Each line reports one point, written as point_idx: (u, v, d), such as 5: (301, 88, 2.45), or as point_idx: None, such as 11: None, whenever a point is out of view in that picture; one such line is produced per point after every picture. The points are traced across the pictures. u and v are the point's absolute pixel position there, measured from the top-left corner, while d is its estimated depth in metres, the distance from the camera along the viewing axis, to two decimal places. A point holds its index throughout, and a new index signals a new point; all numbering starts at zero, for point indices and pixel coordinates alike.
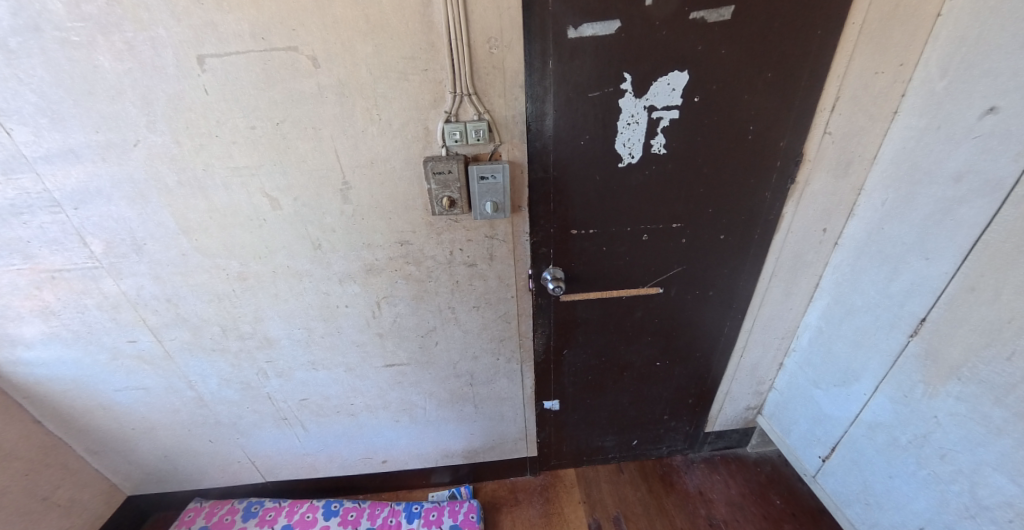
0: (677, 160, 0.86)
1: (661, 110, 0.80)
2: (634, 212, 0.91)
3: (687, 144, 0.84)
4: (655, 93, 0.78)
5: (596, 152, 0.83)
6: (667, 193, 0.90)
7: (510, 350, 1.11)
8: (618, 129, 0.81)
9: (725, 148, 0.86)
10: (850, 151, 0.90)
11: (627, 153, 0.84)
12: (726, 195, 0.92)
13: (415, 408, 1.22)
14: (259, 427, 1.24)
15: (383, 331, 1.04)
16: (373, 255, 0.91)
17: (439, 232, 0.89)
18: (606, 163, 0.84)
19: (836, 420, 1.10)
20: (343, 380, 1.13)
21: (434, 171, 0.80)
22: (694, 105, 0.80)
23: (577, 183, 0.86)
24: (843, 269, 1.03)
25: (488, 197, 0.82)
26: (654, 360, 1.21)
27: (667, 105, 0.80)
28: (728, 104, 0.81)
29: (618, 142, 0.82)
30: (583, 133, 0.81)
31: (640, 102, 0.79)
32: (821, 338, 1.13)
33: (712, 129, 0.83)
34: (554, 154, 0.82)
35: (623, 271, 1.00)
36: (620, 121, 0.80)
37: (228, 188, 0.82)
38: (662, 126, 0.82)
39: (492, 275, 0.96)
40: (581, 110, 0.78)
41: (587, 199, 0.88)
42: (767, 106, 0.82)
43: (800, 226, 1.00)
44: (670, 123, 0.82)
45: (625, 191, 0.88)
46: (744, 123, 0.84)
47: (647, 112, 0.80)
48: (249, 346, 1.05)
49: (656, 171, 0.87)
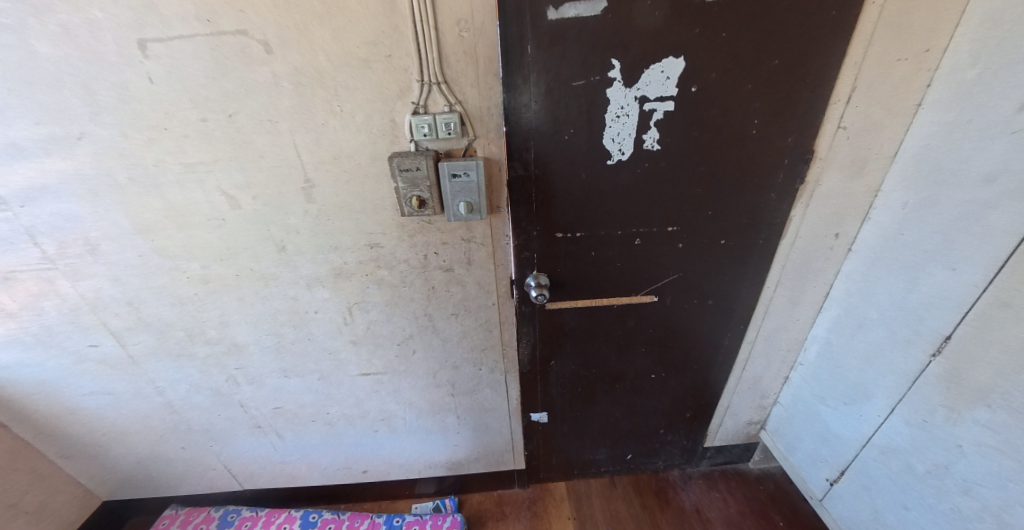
0: (672, 158, 0.78)
1: (654, 102, 0.72)
2: (625, 215, 0.84)
3: (683, 141, 0.76)
4: (647, 84, 0.70)
5: (581, 148, 0.75)
6: (660, 193, 0.82)
7: (493, 360, 1.05)
8: (606, 122, 0.73)
9: (725, 146, 0.78)
10: (867, 148, 0.81)
11: (617, 149, 0.76)
12: (726, 197, 0.84)
13: (394, 418, 1.16)
14: (234, 434, 1.19)
15: (356, 339, 0.97)
16: (342, 259, 0.85)
17: (411, 234, 0.82)
18: (593, 160, 0.77)
19: (845, 442, 1.01)
20: (318, 388, 1.08)
21: (401, 168, 0.73)
22: (690, 98, 0.73)
23: (561, 182, 0.78)
24: (855, 277, 0.95)
25: (461, 197, 0.75)
26: (649, 372, 1.13)
27: (660, 96, 0.72)
28: (729, 97, 0.73)
29: (606, 137, 0.74)
30: (567, 127, 0.73)
31: (630, 93, 0.71)
32: (829, 351, 1.05)
33: (709, 124, 0.75)
34: (535, 151, 0.74)
35: (613, 278, 0.92)
36: (608, 114, 0.72)
37: (184, 186, 0.76)
38: (656, 120, 0.74)
39: (470, 281, 0.89)
40: (564, 101, 0.70)
41: (572, 199, 0.80)
42: (773, 99, 0.74)
43: (808, 231, 0.92)
44: (663, 117, 0.74)
45: (615, 192, 0.80)
46: (745, 119, 0.76)
47: (637, 104, 0.72)
48: (217, 352, 1.00)
49: (649, 170, 0.79)
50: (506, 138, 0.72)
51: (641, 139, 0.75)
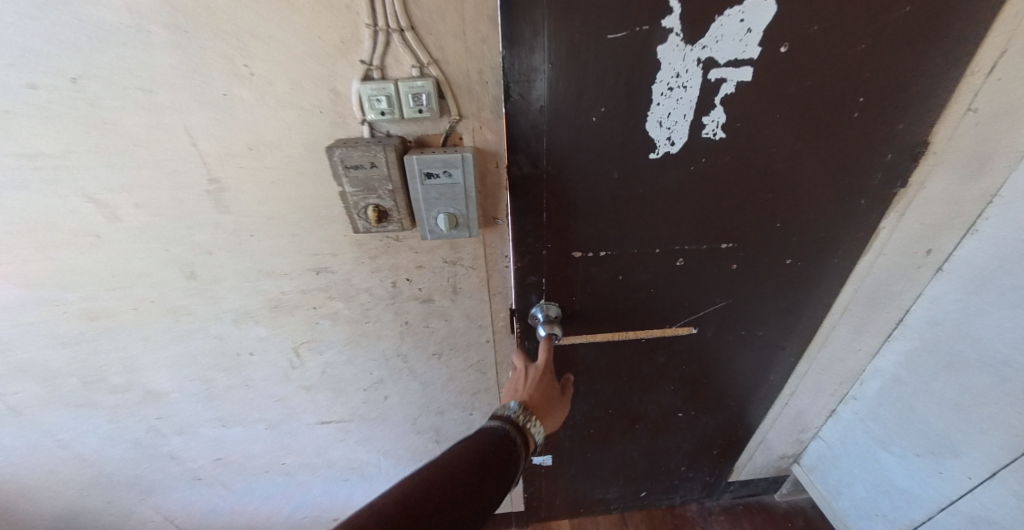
0: (738, 151, 0.55)
1: (725, 68, 0.49)
2: (667, 228, 0.61)
3: (756, 128, 0.54)
4: (717, 40, 0.46)
5: (614, 135, 0.51)
6: (716, 199, 0.59)
7: (487, 405, 0.83)
8: (654, 98, 0.49)
9: (811, 134, 0.55)
10: (1013, 138, 0.57)
11: (665, 137, 0.52)
12: (801, 204, 0.62)
13: (366, 466, 0.95)
14: (169, 487, 0.97)
15: (310, 384, 0.75)
16: (279, 288, 0.62)
17: (373, 256, 0.59)
18: (631, 153, 0.53)
19: (916, 500, 0.85)
20: (267, 438, 0.86)
21: (347, 165, 0.46)
22: (776, 63, 0.49)
23: (584, 184, 0.54)
24: (946, 306, 0.74)
25: (441, 206, 0.50)
26: (676, 411, 0.93)
27: (733, 59, 0.48)
28: (829, 63, 0.50)
29: (651, 120, 0.50)
30: (597, 104, 0.48)
31: (691, 53, 0.47)
32: (899, 390, 0.85)
33: (796, 103, 0.53)
34: (549, 141, 0.49)
35: (643, 307, 0.70)
36: (657, 86, 0.48)
37: (25, 189, 0.49)
38: (723, 95, 0.50)
39: (457, 314, 0.67)
40: (595, 63, 0.45)
41: (596, 206, 0.56)
42: (891, 68, 0.51)
43: (895, 247, 0.71)
44: (735, 91, 0.50)
45: (657, 197, 0.57)
46: (845, 96, 0.53)
47: (700, 71, 0.48)
48: (128, 400, 0.76)
49: (705, 167, 0.56)
50: (506, 121, 0.48)
51: (700, 123, 0.52)
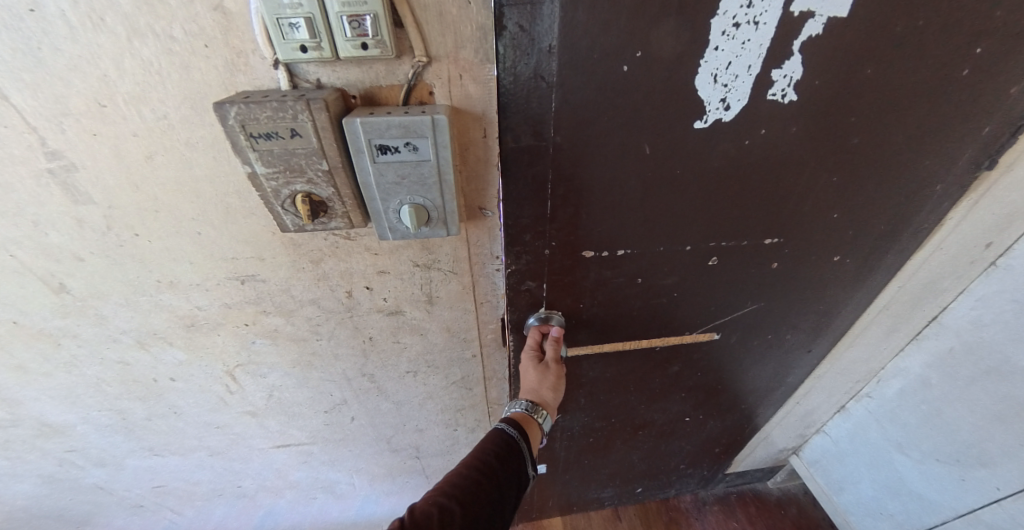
0: (809, 120, 0.41)
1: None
2: (704, 220, 0.47)
3: (839, 87, 0.39)
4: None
5: (652, 94, 0.35)
6: (768, 184, 0.46)
7: (474, 421, 0.71)
8: (712, 40, 0.33)
9: (904, 97, 0.41)
10: None
11: (719, 98, 0.37)
12: (867, 189, 0.49)
13: (336, 484, 0.84)
14: (103, 516, 0.83)
15: (255, 410, 0.61)
16: (192, 302, 0.46)
17: (316, 260, 0.43)
18: (671, 121, 0.37)
19: (930, 504, 0.80)
20: (213, 464, 0.73)
21: (251, 132, 0.29)
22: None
23: (604, 165, 0.39)
24: (996, 305, 0.64)
25: (404, 195, 0.35)
26: (683, 417, 0.84)
27: None
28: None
29: (704, 72, 0.34)
30: (632, 43, 0.31)
31: None
32: (924, 393, 0.77)
33: (900, 52, 0.37)
34: (557, 102, 0.33)
35: (663, 315, 0.58)
36: (720, 21, 0.32)
37: None
38: (804, 38, 0.34)
39: (434, 328, 0.53)
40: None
41: (617, 195, 0.42)
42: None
43: (955, 241, 0.59)
44: (824, 30, 0.34)
45: (697, 181, 0.43)
46: (963, 42, 0.38)
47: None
48: (20, 436, 0.60)
49: (762, 142, 0.41)
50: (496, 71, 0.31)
51: (767, 78, 0.36)
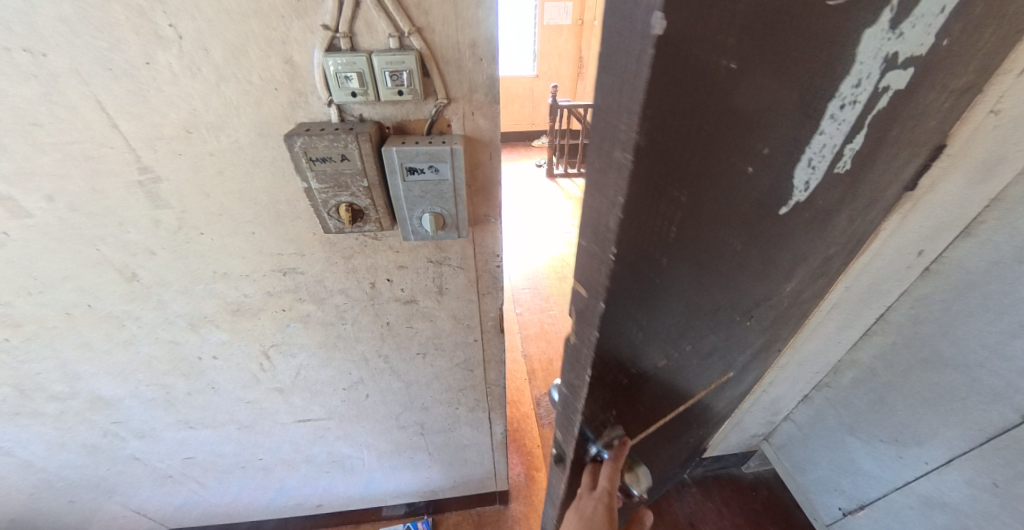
0: (850, 186, 0.39)
1: (898, 69, 0.28)
2: (756, 296, 0.44)
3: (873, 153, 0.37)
4: (915, 24, 0.25)
5: (751, 196, 0.29)
6: (809, 248, 0.43)
7: (474, 401, 0.80)
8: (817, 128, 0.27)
9: (897, 151, 0.43)
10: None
11: (804, 188, 0.31)
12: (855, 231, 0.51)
13: (348, 459, 0.93)
14: (134, 486, 0.91)
15: (283, 386, 0.69)
16: (239, 290, 0.54)
17: (347, 256, 0.52)
18: (758, 218, 0.32)
19: (875, 480, 0.91)
20: (239, 437, 0.81)
21: (311, 156, 0.38)
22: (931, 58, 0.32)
23: (693, 271, 0.32)
24: (930, 305, 0.73)
25: (426, 205, 0.43)
26: (687, 445, 0.84)
27: (909, 57, 0.28)
28: (954, 56, 0.35)
29: (804, 162, 0.29)
30: (752, 146, 0.25)
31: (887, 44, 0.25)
32: (873, 381, 0.87)
33: (910, 114, 0.38)
34: (666, 224, 0.26)
35: (705, 383, 0.54)
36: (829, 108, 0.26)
37: None
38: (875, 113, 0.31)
39: (442, 315, 0.62)
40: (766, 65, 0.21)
41: (692, 298, 0.35)
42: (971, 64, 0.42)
43: (893, 248, 0.70)
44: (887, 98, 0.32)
45: (761, 267, 0.39)
46: (937, 100, 0.41)
47: (880, 74, 0.27)
48: (74, 408, 0.68)
49: (818, 214, 0.38)
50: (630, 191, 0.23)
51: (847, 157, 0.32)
